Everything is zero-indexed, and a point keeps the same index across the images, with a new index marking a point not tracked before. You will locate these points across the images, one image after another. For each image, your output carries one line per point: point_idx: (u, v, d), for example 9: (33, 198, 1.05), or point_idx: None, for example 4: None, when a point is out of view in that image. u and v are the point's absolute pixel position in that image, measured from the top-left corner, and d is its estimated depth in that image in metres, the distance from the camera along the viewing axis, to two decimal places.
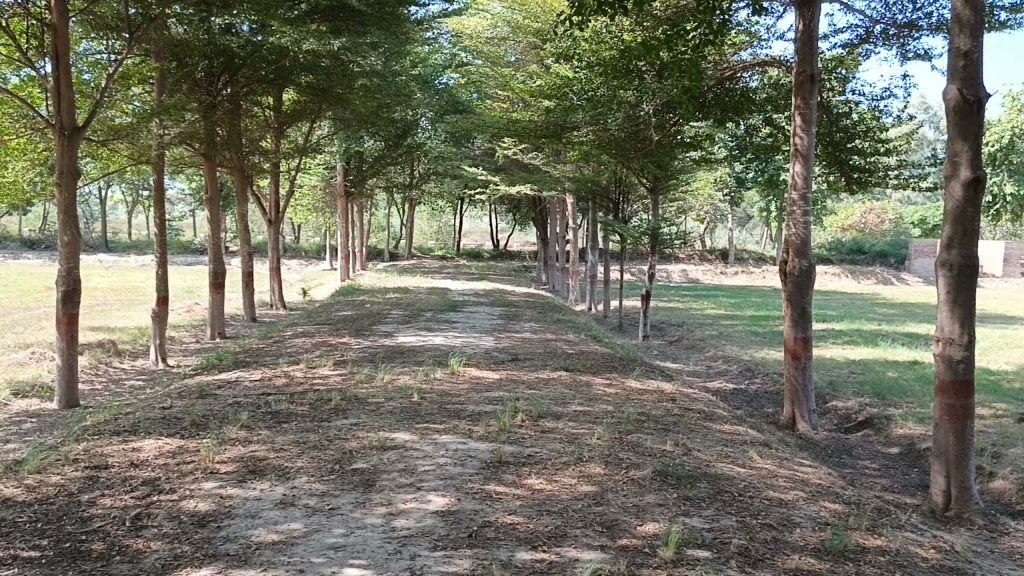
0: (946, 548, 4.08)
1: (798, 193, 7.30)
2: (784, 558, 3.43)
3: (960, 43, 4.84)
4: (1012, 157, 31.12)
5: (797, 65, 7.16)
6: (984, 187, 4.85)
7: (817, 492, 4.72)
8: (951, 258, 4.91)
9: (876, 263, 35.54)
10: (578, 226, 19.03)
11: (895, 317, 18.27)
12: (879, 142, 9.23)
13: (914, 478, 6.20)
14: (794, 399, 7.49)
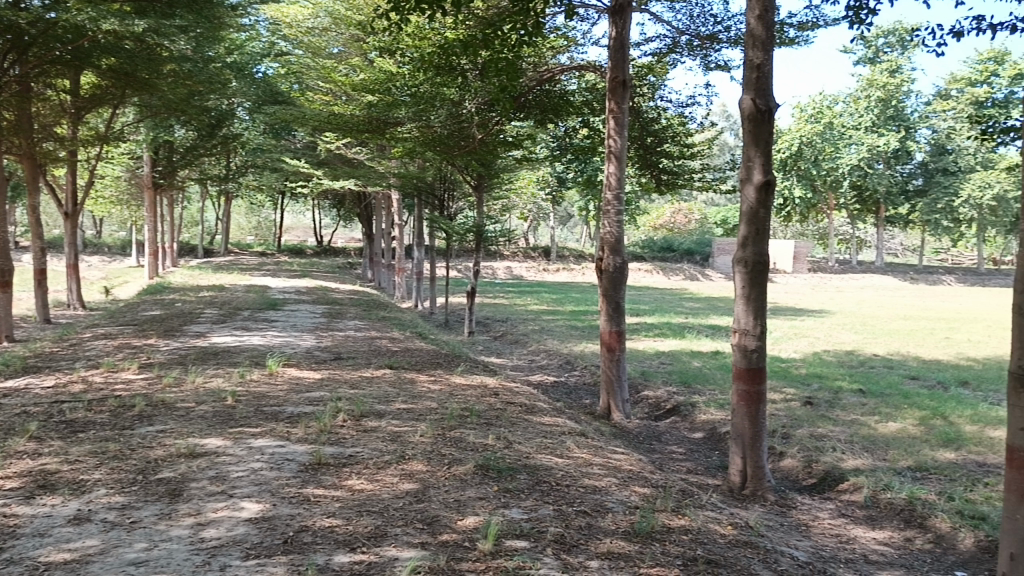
0: (741, 524, 4.41)
1: (612, 193, 7.66)
2: (598, 543, 3.58)
3: (753, 56, 5.25)
4: (800, 163, 34.07)
5: (610, 71, 7.49)
6: (773, 190, 5.29)
7: (628, 477, 4.96)
8: (746, 256, 5.34)
9: (684, 260, 37.86)
10: (403, 223, 18.93)
11: (701, 311, 19.57)
12: (685, 146, 9.85)
13: (715, 460, 6.67)
14: (609, 390, 7.83)
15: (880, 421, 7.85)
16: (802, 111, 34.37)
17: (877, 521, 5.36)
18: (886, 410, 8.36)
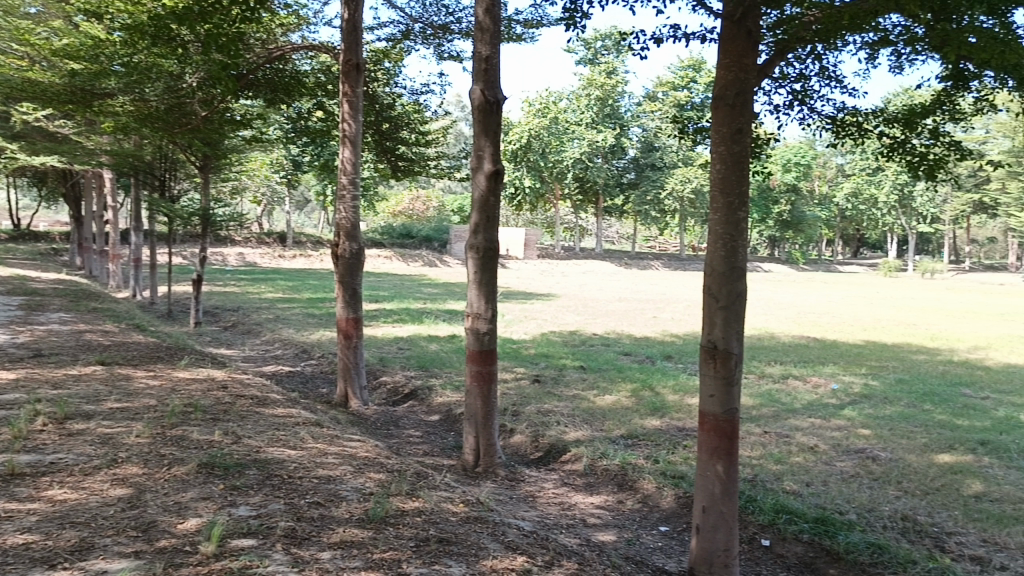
0: (472, 501, 4.56)
1: (347, 178, 7.53)
2: (330, 533, 3.53)
3: (482, 49, 5.42)
4: (529, 155, 35.57)
5: (343, 53, 7.35)
6: (502, 179, 5.51)
7: (363, 464, 4.94)
8: (477, 242, 5.52)
9: (423, 247, 38.39)
10: (117, 205, 17.29)
11: (438, 296, 20.01)
12: (421, 133, 9.97)
13: (450, 441, 6.85)
14: (346, 377, 7.73)
15: (599, 394, 8.54)
16: (531, 105, 35.83)
17: (595, 487, 5.82)
18: (603, 384, 9.11)
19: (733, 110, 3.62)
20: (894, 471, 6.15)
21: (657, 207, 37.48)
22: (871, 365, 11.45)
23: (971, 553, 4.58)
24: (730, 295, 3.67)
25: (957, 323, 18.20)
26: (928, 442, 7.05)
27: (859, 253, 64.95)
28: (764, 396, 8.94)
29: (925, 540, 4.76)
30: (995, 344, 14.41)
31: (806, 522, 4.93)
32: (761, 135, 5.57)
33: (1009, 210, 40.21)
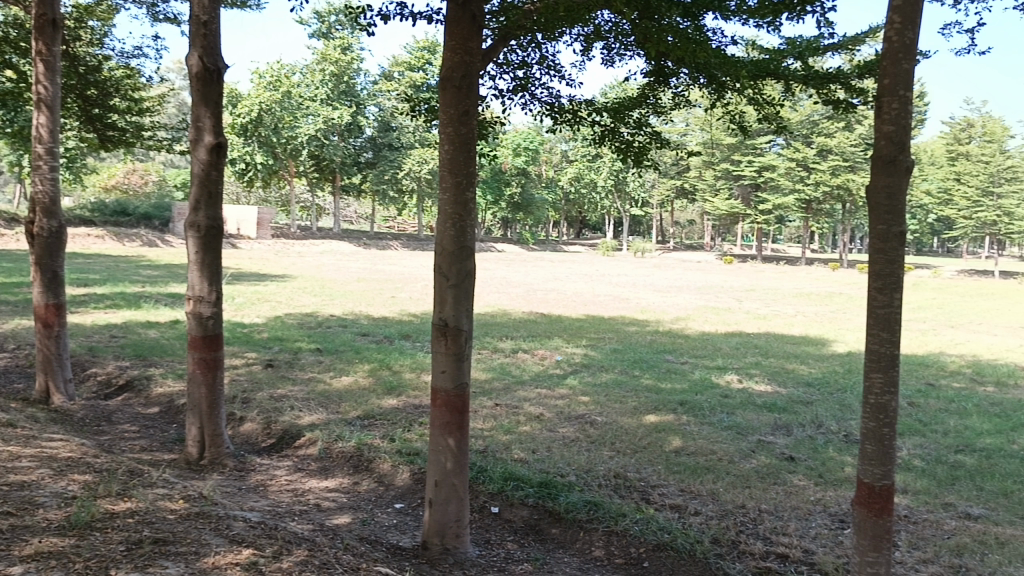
0: (195, 496, 4.28)
1: (43, 146, 6.67)
2: (19, 545, 3.13)
3: (199, 12, 5.02)
4: (259, 130, 33.68)
5: (36, 7, 6.49)
6: (224, 152, 5.18)
7: (65, 466, 4.45)
8: (198, 220, 5.14)
9: (141, 226, 35.27)
10: None
11: (158, 279, 18.52)
12: (136, 102, 9.16)
13: (171, 434, 6.38)
14: (46, 370, 6.89)
15: (335, 376, 8.41)
16: (260, 77, 33.62)
17: (330, 470, 5.72)
18: (339, 365, 8.99)
19: (460, 91, 3.68)
20: (608, 433, 6.71)
21: (394, 186, 37.52)
22: (591, 337, 12.37)
23: (671, 502, 5.12)
24: (459, 273, 3.75)
25: (662, 297, 20.19)
26: (637, 405, 7.77)
27: (581, 234, 69.60)
28: (496, 370, 9.32)
29: (634, 493, 5.25)
30: (693, 315, 16.18)
31: (531, 487, 5.22)
32: (488, 117, 5.75)
33: (705, 195, 45.24)
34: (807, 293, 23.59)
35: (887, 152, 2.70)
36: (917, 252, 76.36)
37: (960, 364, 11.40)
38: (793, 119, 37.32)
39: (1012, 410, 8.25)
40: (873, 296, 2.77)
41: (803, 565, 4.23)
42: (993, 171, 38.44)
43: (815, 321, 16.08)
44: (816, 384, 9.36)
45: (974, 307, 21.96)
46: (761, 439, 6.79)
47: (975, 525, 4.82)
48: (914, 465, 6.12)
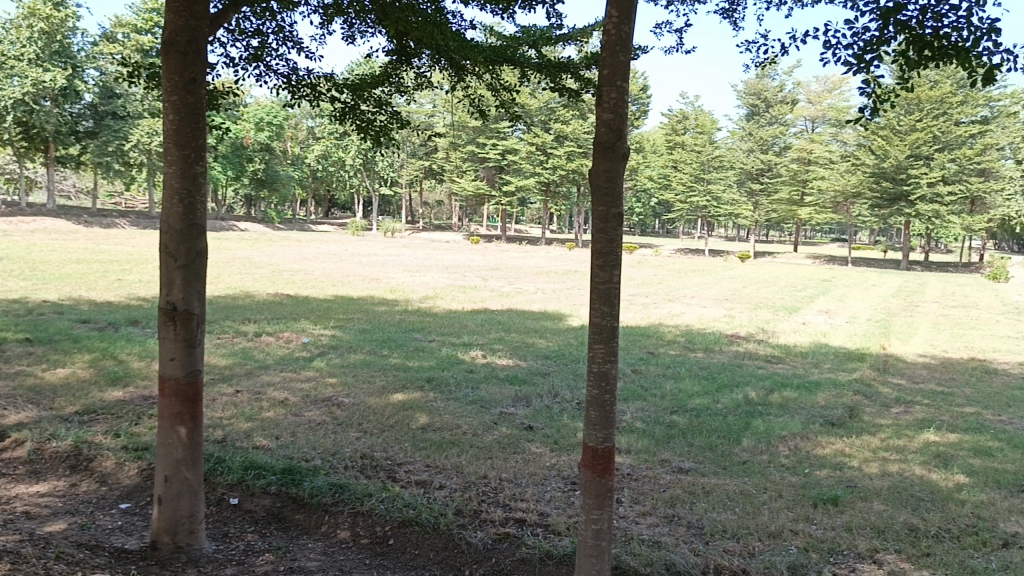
0: None
1: None
2: None
3: None
4: None
5: None
6: None
7: None
8: None
9: None
10: None
11: None
12: None
13: None
14: None
15: (49, 369, 7.55)
16: None
17: (42, 473, 5.13)
18: (54, 356, 8.08)
19: (187, 57, 3.40)
20: (354, 414, 6.65)
21: (119, 159, 34.46)
22: (338, 318, 12.17)
23: (416, 478, 5.19)
24: (189, 253, 3.49)
25: (409, 277, 20.34)
26: (385, 384, 7.78)
27: (328, 211, 68.04)
28: (237, 355, 8.87)
29: (380, 473, 5.26)
30: (440, 293, 16.47)
31: (274, 475, 5.04)
32: (220, 86, 5.42)
33: (453, 176, 46.12)
34: (545, 271, 24.91)
35: (606, 139, 2.87)
36: (640, 231, 83.47)
37: (676, 333, 12.66)
38: (531, 105, 38.75)
39: (717, 372, 9.32)
40: (595, 273, 2.95)
41: (540, 527, 4.49)
42: (704, 160, 43.29)
43: (552, 297, 17.03)
44: (554, 356, 9.94)
45: (686, 282, 24.46)
46: (503, 411, 7.09)
47: (686, 478, 5.38)
48: (636, 427, 6.70)
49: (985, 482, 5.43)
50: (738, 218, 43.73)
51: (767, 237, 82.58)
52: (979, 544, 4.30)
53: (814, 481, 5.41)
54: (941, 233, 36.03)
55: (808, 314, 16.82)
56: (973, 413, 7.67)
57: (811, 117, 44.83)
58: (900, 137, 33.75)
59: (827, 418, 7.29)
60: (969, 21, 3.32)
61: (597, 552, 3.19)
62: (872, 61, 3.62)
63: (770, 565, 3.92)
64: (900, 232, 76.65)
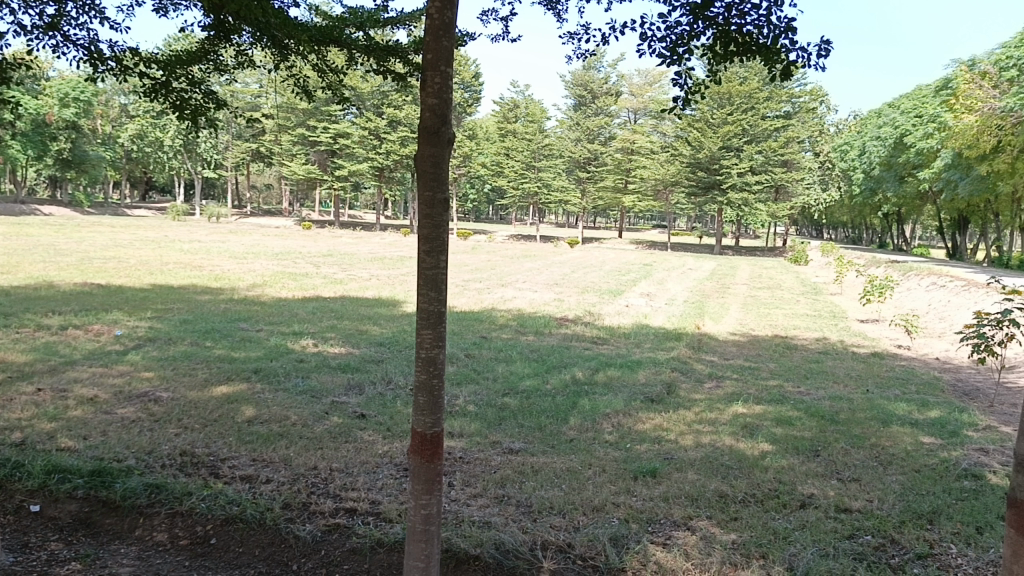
0: None
1: None
2: None
3: None
4: None
5: None
6: None
7: None
8: None
9: None
10: None
11: None
12: None
13: None
14: None
15: None
16: None
17: None
18: None
19: None
20: (174, 410, 6.29)
21: None
22: (156, 308, 11.47)
23: (241, 473, 4.99)
24: None
25: (235, 264, 19.49)
26: (208, 377, 7.42)
27: (146, 195, 63.83)
28: (39, 350, 8.16)
29: (201, 470, 5.02)
30: (268, 281, 15.89)
31: (81, 478, 4.69)
32: (13, 57, 4.94)
33: (282, 159, 44.51)
34: (378, 257, 24.61)
35: (430, 123, 2.71)
36: (474, 217, 84.20)
37: (509, 318, 12.90)
38: (362, 87, 38.34)
39: (547, 355, 9.59)
40: (421, 259, 2.81)
41: (371, 516, 4.44)
42: (534, 148, 44.01)
43: (386, 284, 16.86)
44: (387, 343, 9.85)
45: (518, 268, 24.95)
46: (334, 400, 6.95)
47: (516, 458, 5.50)
48: (468, 411, 6.77)
49: (785, 448, 5.93)
50: (567, 205, 45.11)
51: (596, 224, 85.77)
52: (779, 506, 4.69)
53: (635, 456, 5.69)
54: (750, 220, 38.88)
55: (632, 297, 17.63)
56: (775, 386, 8.35)
57: (634, 109, 46.90)
58: (713, 130, 36.05)
59: (648, 394, 7.70)
60: (770, 19, 3.57)
61: (426, 536, 3.10)
62: (685, 55, 3.81)
63: (594, 538, 4.09)
64: (714, 219, 81.92)
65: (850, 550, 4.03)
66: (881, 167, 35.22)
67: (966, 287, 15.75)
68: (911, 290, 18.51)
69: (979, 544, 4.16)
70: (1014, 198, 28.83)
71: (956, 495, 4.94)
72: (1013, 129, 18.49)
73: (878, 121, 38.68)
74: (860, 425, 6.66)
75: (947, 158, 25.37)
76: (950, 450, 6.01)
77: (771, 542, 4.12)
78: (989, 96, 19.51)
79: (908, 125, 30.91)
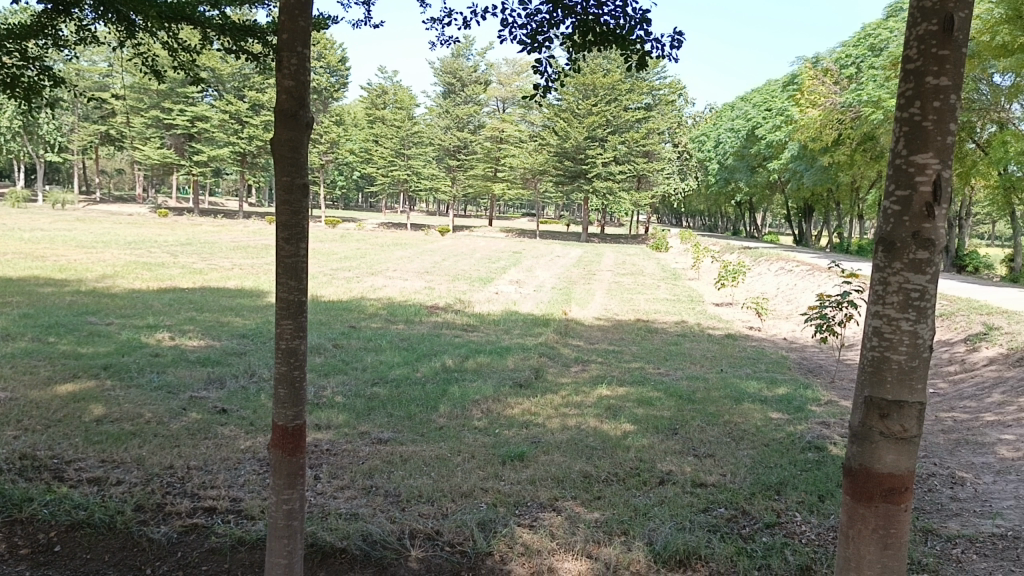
0: None
1: None
2: None
3: None
4: None
5: None
6: None
7: None
8: None
9: None
10: None
11: None
12: None
13: None
14: None
15: None
16: None
17: None
18: None
19: None
20: (11, 411, 5.82)
21: None
22: None
23: (88, 476, 4.70)
24: None
25: (83, 254, 18.26)
26: (51, 375, 6.93)
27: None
28: None
29: (43, 474, 4.68)
30: (119, 272, 14.98)
31: None
32: None
33: (134, 142, 41.99)
34: (241, 246, 23.68)
35: (287, 105, 2.50)
36: (343, 204, 82.51)
37: (378, 306, 12.72)
38: (222, 69, 37.81)
39: (416, 343, 9.52)
40: (278, 246, 2.60)
41: (231, 514, 4.28)
42: (403, 135, 43.40)
43: (249, 274, 16.25)
44: (250, 335, 9.51)
45: (388, 256, 24.65)
46: (193, 396, 6.65)
47: (384, 448, 5.45)
48: (336, 402, 6.64)
49: (646, 428, 6.15)
50: (437, 193, 44.98)
51: (466, 211, 85.92)
52: (640, 484, 4.86)
53: (503, 441, 5.75)
54: (614, 209, 40.06)
55: (502, 284, 17.77)
56: (638, 368, 8.65)
57: (503, 98, 47.25)
58: (579, 120, 36.85)
59: (516, 380, 7.80)
60: (625, 10, 3.67)
61: (288, 533, 2.92)
62: (545, 43, 3.86)
63: (462, 524, 4.11)
64: (581, 207, 83.72)
65: (705, 522, 4.24)
66: (734, 158, 37.05)
67: (811, 272, 16.84)
68: (762, 275, 19.61)
69: (821, 511, 4.46)
70: (851, 188, 31.07)
71: (801, 465, 5.29)
72: (852, 124, 19.88)
73: (732, 114, 40.65)
74: (715, 403, 7.00)
75: (794, 150, 26.98)
76: (795, 424, 6.42)
77: (632, 519, 4.27)
78: (830, 92, 20.89)
79: (759, 118, 32.64)
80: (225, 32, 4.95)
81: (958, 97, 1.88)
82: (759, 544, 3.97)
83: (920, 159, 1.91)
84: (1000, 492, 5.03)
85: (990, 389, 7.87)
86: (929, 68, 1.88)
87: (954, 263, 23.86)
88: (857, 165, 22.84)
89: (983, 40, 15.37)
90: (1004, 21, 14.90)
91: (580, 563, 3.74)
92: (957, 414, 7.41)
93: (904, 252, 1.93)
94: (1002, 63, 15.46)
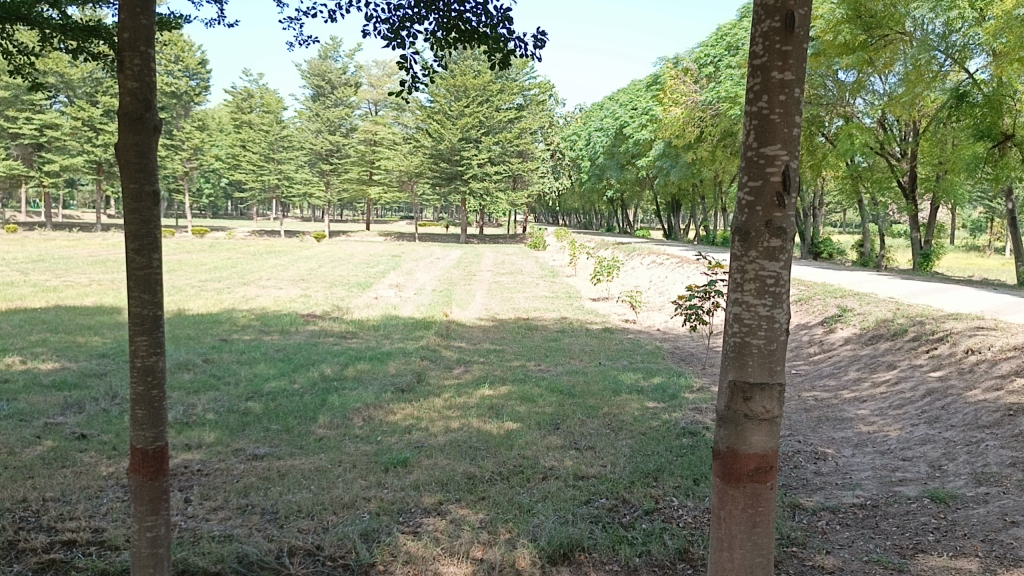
0: None
1: None
2: None
3: None
4: None
5: None
6: None
7: None
8: None
9: None
10: None
11: None
12: None
13: None
14: None
15: None
16: None
17: None
18: None
19: None
20: None
21: None
22: None
23: None
24: None
25: None
26: None
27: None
28: None
29: None
30: None
31: None
32: None
33: None
34: (99, 261, 22.19)
35: (132, 108, 2.31)
36: (212, 213, 78.77)
37: (250, 317, 12.28)
38: (70, 73, 35.95)
39: (292, 353, 9.25)
40: (129, 258, 2.40)
41: (92, 546, 4.00)
42: (272, 140, 41.53)
43: (110, 289, 15.38)
44: (111, 355, 8.95)
45: (261, 264, 23.80)
46: (49, 422, 6.20)
47: (260, 464, 5.24)
48: (206, 419, 6.33)
49: (530, 424, 6.21)
50: (311, 199, 43.99)
51: (342, 217, 83.60)
52: (523, 481, 4.88)
53: (385, 448, 5.64)
54: (490, 209, 40.41)
55: (381, 289, 17.52)
56: (519, 366, 8.70)
57: (373, 101, 46.40)
58: (451, 122, 36.89)
59: (398, 385, 7.68)
60: (487, 8, 3.67)
61: (154, 561, 2.68)
62: (408, 38, 3.78)
63: (342, 537, 3.99)
64: (459, 207, 83.02)
65: (587, 514, 4.29)
66: (605, 156, 37.90)
67: (680, 264, 17.48)
68: (635, 267, 20.26)
69: (696, 493, 4.62)
70: (714, 182, 32.38)
71: (677, 451, 5.46)
72: (712, 120, 20.78)
73: (600, 113, 41.64)
74: (594, 396, 7.14)
75: (660, 148, 27.96)
76: (670, 412, 6.61)
77: (517, 517, 4.28)
78: (690, 90, 21.78)
79: (626, 117, 33.54)
80: (66, 32, 4.69)
81: (803, 90, 1.96)
82: (639, 531, 4.06)
83: (770, 151, 1.97)
84: (859, 464, 5.35)
85: (847, 367, 8.39)
86: (775, 64, 1.95)
87: (811, 251, 25.22)
88: (718, 161, 23.82)
89: (826, 39, 16.39)
90: (844, 21, 16.01)
91: (465, 567, 3.69)
92: (818, 392, 7.85)
93: (758, 241, 1.99)
94: (846, 61, 16.54)
